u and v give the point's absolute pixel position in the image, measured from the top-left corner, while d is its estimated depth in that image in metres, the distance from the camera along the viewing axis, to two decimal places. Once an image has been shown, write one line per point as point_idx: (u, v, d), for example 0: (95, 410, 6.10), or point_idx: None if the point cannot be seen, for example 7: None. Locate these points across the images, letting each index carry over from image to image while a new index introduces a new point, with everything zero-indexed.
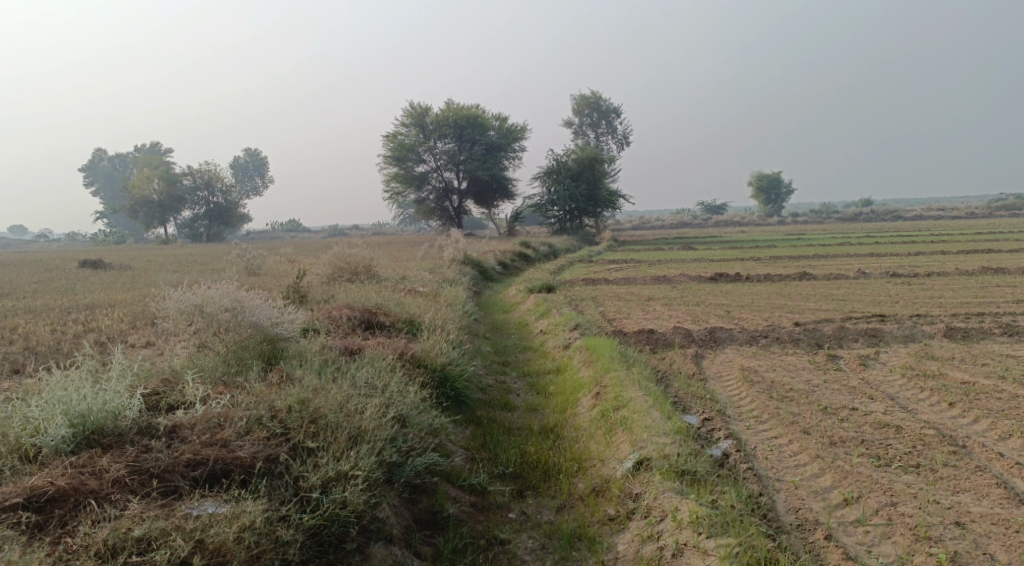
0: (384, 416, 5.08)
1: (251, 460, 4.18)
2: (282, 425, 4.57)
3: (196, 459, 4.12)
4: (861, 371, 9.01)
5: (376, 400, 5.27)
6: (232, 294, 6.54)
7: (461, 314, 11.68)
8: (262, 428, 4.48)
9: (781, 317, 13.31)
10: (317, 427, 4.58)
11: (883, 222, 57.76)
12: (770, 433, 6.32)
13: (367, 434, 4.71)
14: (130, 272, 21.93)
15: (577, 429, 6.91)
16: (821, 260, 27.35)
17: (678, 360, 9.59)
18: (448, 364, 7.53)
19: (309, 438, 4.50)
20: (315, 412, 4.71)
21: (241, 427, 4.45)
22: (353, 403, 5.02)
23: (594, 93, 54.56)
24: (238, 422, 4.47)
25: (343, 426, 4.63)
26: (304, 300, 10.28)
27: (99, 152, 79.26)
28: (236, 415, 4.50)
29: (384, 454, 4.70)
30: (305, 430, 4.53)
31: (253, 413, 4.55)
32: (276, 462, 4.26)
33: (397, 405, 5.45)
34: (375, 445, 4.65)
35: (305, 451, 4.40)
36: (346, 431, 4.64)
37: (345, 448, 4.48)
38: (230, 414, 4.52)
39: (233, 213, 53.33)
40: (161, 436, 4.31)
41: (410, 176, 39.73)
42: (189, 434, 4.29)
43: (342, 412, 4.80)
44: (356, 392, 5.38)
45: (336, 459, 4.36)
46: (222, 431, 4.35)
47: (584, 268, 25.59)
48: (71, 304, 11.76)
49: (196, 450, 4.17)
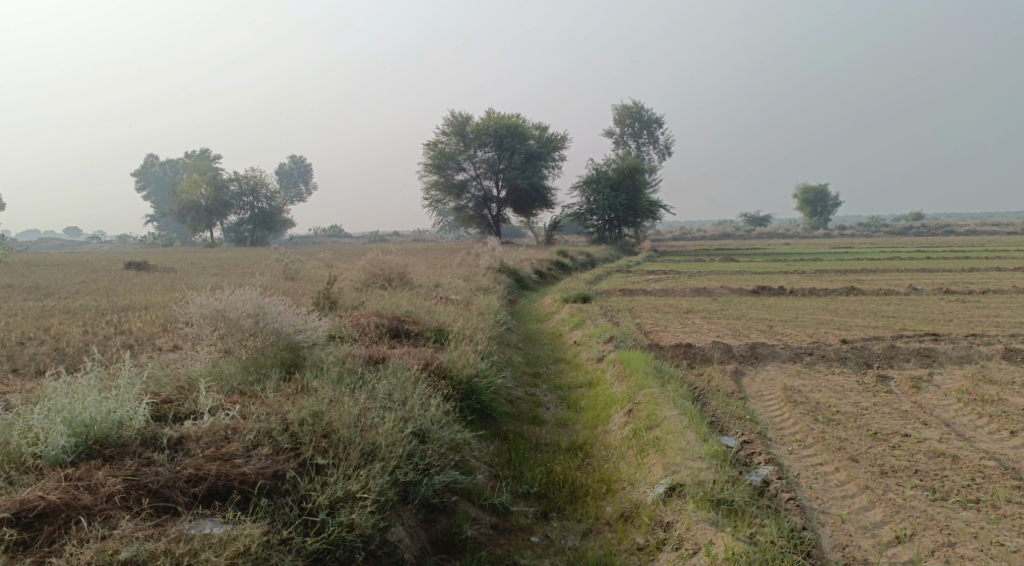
0: (401, 431, 4.88)
1: (254, 478, 4.02)
2: (293, 439, 4.41)
3: (197, 475, 3.98)
4: (913, 394, 8.49)
5: (394, 414, 5.07)
6: (255, 299, 6.41)
7: (493, 324, 11.44)
8: (271, 442, 4.32)
9: (827, 334, 12.76)
10: (329, 443, 4.40)
11: (934, 236, 55.88)
12: (814, 460, 5.92)
13: (381, 451, 4.51)
14: (172, 274, 22.26)
15: (607, 448, 6.59)
16: (869, 274, 26.45)
17: (717, 377, 9.18)
18: (475, 376, 7.29)
19: (319, 455, 4.33)
20: (328, 426, 4.53)
21: (249, 441, 4.31)
22: (369, 416, 4.83)
23: (636, 103, 54.02)
24: (246, 434, 4.32)
25: (356, 442, 4.44)
26: (334, 306, 10.16)
27: (151, 157, 81.35)
28: (245, 428, 4.35)
29: (398, 473, 4.50)
30: (315, 446, 4.35)
31: (264, 425, 4.40)
32: (282, 480, 4.09)
33: (417, 420, 5.24)
34: (389, 463, 4.45)
35: (314, 469, 4.22)
36: (359, 447, 4.45)
37: (356, 465, 4.29)
38: (240, 426, 4.38)
39: (277, 219, 54.14)
40: (165, 448, 4.19)
41: (449, 183, 39.74)
42: (193, 447, 4.16)
43: (357, 426, 4.62)
44: (374, 404, 5.20)
45: (345, 478, 4.16)
46: (228, 445, 4.21)
47: (622, 278, 25.16)
48: (108, 305, 11.85)
49: (199, 465, 4.03)
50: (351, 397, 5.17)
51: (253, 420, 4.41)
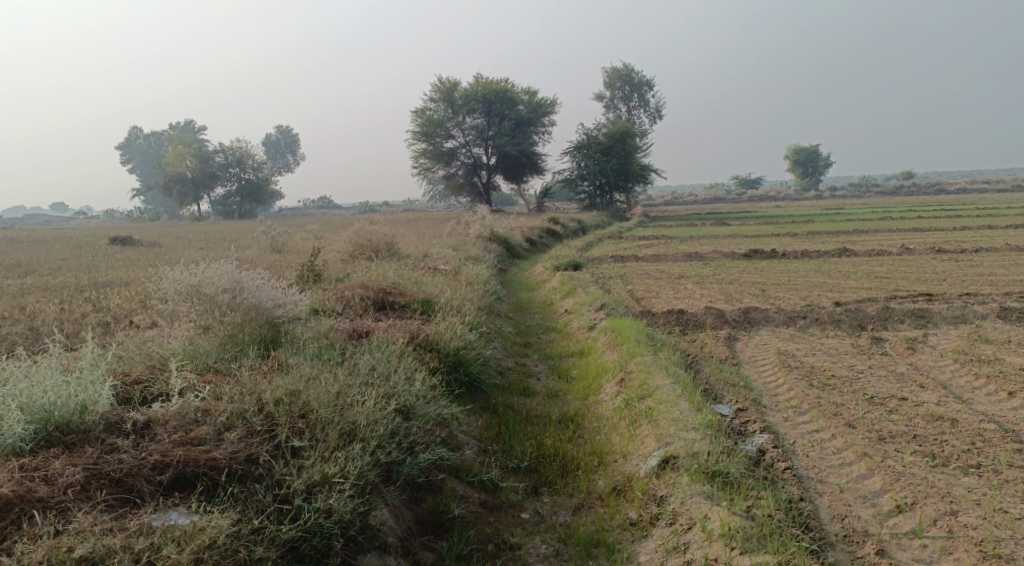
0: (384, 409, 4.71)
1: (225, 463, 3.88)
2: (268, 421, 4.26)
3: (163, 462, 3.83)
4: (909, 355, 8.36)
5: (376, 391, 4.90)
6: (231, 273, 6.16)
7: (482, 293, 11.23)
8: (244, 425, 4.17)
9: (820, 296, 12.61)
10: (305, 424, 4.25)
11: (925, 196, 55.75)
12: (810, 427, 5.78)
13: (362, 431, 4.37)
14: (157, 249, 21.91)
15: (599, 419, 6.43)
16: (861, 235, 26.31)
17: (710, 343, 9.03)
18: (462, 348, 7.10)
19: (295, 437, 4.18)
20: (305, 406, 4.39)
21: (221, 424, 4.16)
22: (350, 394, 4.67)
23: (626, 66, 53.24)
24: (218, 417, 4.16)
25: (335, 423, 4.31)
26: (318, 279, 9.92)
27: (134, 130, 80.13)
28: (217, 410, 4.20)
29: (380, 454, 4.35)
30: (291, 427, 4.21)
31: (237, 407, 4.25)
32: (255, 465, 3.96)
33: (400, 396, 5.07)
34: (369, 444, 4.31)
35: (289, 452, 4.07)
36: (338, 427, 4.32)
37: (334, 447, 4.16)
38: (212, 408, 4.23)
39: (266, 191, 53.50)
40: (130, 434, 4.03)
41: (438, 152, 39.20)
42: (160, 432, 4.01)
43: (336, 406, 4.46)
44: (356, 381, 5.02)
45: (323, 461, 4.03)
46: (197, 429, 4.05)
47: (613, 244, 24.95)
48: (88, 283, 11.57)
49: (165, 451, 3.87)
50: (332, 373, 5.01)
51: (226, 402, 4.26)
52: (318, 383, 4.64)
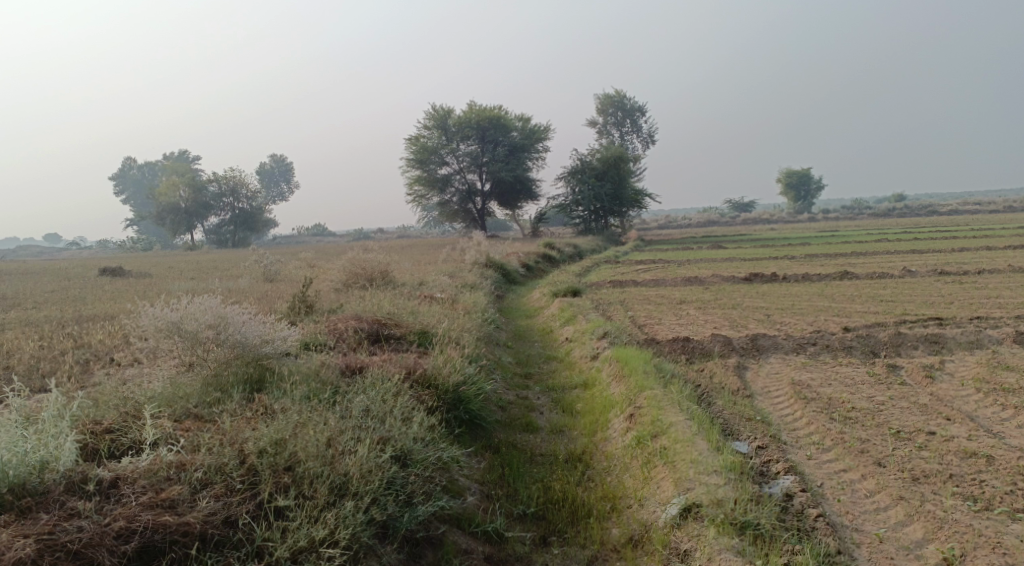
0: (380, 456, 4.34)
1: (200, 529, 3.61)
2: (250, 477, 3.96)
3: (130, 529, 3.51)
4: (928, 384, 8.00)
5: (370, 436, 4.52)
6: (216, 309, 5.78)
7: (480, 323, 10.85)
8: (222, 482, 3.87)
9: (827, 321, 12.27)
10: (290, 480, 3.95)
11: (919, 217, 55.78)
12: (837, 466, 5.40)
13: (354, 485, 4.06)
14: (147, 279, 21.47)
15: (609, 459, 6.03)
16: (859, 257, 26.06)
17: (719, 373, 8.66)
18: (462, 383, 6.71)
19: (279, 495, 3.90)
20: (290, 458, 4.07)
21: (197, 480, 3.85)
22: (341, 442, 4.33)
23: (619, 91, 53.42)
24: (193, 473, 3.85)
25: (324, 477, 4.01)
26: (311, 310, 9.55)
27: (128, 160, 80.10)
28: (193, 464, 3.89)
29: (374, 511, 4.02)
30: (276, 484, 3.92)
31: (216, 460, 3.95)
32: (235, 529, 3.70)
33: (397, 441, 4.70)
34: (362, 500, 4.00)
35: (272, 514, 3.81)
36: (328, 481, 4.02)
37: (323, 506, 3.88)
38: (187, 462, 3.91)
39: (259, 219, 53.15)
40: (94, 494, 3.70)
41: (433, 178, 39.02)
42: (128, 493, 3.69)
43: (326, 456, 4.14)
44: (350, 424, 4.65)
45: (309, 523, 3.78)
46: (170, 489, 3.74)
47: (611, 269, 24.63)
48: (71, 316, 11.16)
49: (132, 515, 3.56)
50: (322, 415, 4.66)
51: (203, 454, 3.94)
52: (306, 429, 4.31)
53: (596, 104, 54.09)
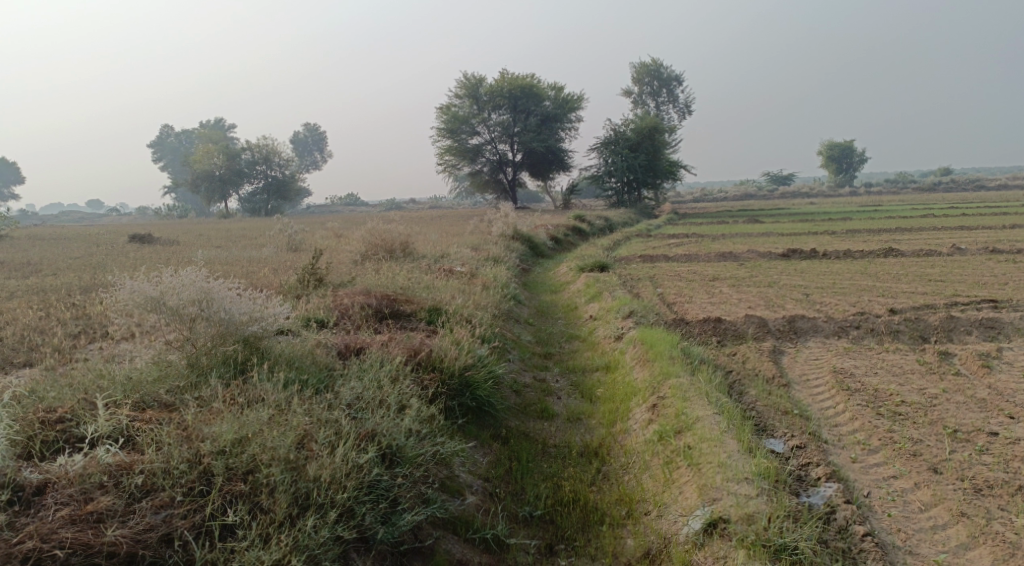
0: (357, 460, 4.00)
1: (129, 547, 3.42)
2: (203, 481, 3.75)
3: (39, 548, 3.32)
4: (986, 375, 7.26)
5: (350, 434, 4.15)
6: (198, 284, 5.29)
7: (499, 298, 10.32)
8: (166, 490, 3.67)
9: (870, 302, 11.47)
10: (244, 489, 3.71)
11: (966, 191, 53.65)
12: (886, 472, 4.77)
13: (318, 497, 3.78)
14: (172, 247, 21.25)
15: (628, 455, 5.48)
16: (904, 233, 24.86)
17: (753, 359, 8.01)
18: (470, 366, 6.18)
19: (228, 508, 3.67)
20: (251, 462, 3.83)
21: (138, 487, 3.67)
22: (314, 442, 4.03)
23: (655, 59, 51.85)
24: (134, 478, 3.68)
25: (284, 488, 3.74)
26: (320, 283, 9.10)
27: (165, 128, 80.73)
28: (136, 467, 3.71)
29: (340, 528, 3.71)
30: (226, 493, 3.70)
31: (162, 462, 3.74)
32: (173, 546, 3.51)
33: (384, 437, 4.26)
34: (325, 515, 3.71)
35: (218, 531, 3.59)
36: (290, 493, 3.74)
37: (277, 524, 3.63)
38: (132, 464, 3.73)
39: (292, 188, 53.00)
40: (18, 503, 3.56)
41: (463, 148, 38.30)
42: (50, 504, 3.53)
43: (290, 462, 3.85)
44: (331, 418, 4.27)
45: (260, 544, 3.52)
46: (100, 499, 3.57)
47: (641, 243, 23.85)
48: (83, 283, 10.90)
49: (47, 532, 3.38)
50: (304, 405, 4.35)
51: (149, 455, 3.75)
52: (276, 426, 4.03)
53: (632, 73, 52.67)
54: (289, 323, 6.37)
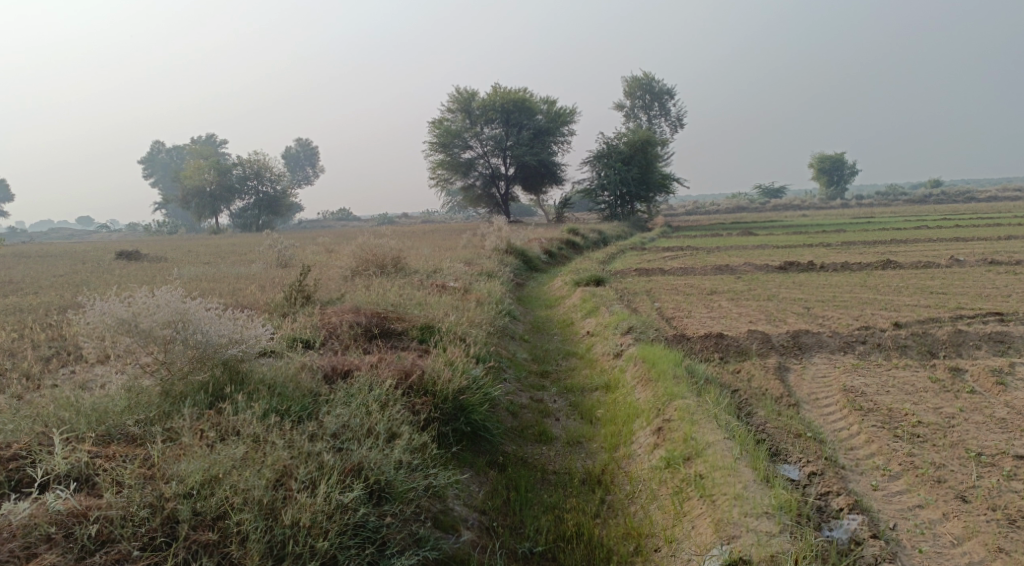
0: (336, 502, 3.76)
1: None
2: (168, 527, 3.56)
3: None
4: (1002, 393, 6.97)
5: (333, 470, 3.90)
6: (173, 304, 4.94)
7: (494, 315, 10.00)
8: (123, 542, 3.47)
9: (874, 316, 11.20)
10: (212, 538, 3.52)
11: (957, 203, 53.77)
12: (911, 501, 4.46)
13: (292, 545, 3.56)
14: (159, 264, 20.79)
15: (633, 483, 5.17)
16: (900, 245, 24.70)
17: (759, 377, 7.72)
18: (464, 389, 5.85)
19: (193, 560, 3.46)
20: (220, 506, 3.63)
21: (92, 537, 3.47)
22: (293, 480, 3.82)
23: (647, 73, 51.90)
24: (88, 528, 3.47)
25: (254, 538, 3.53)
26: (308, 301, 8.77)
27: (156, 144, 80.28)
28: (93, 514, 3.52)
29: None
30: (190, 544, 3.50)
31: (122, 507, 3.55)
32: None
33: (371, 473, 4.00)
34: None
35: None
36: (260, 543, 3.53)
37: None
38: (89, 511, 3.53)
39: (283, 203, 52.59)
40: None
41: (456, 162, 38.07)
42: None
43: (262, 508, 3.64)
44: (312, 452, 4.03)
45: None
46: (45, 556, 3.34)
47: (636, 257, 23.57)
48: (62, 302, 10.53)
49: None
50: (284, 437, 4.13)
51: (108, 499, 3.55)
52: (250, 464, 3.82)
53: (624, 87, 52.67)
54: (273, 345, 6.05)
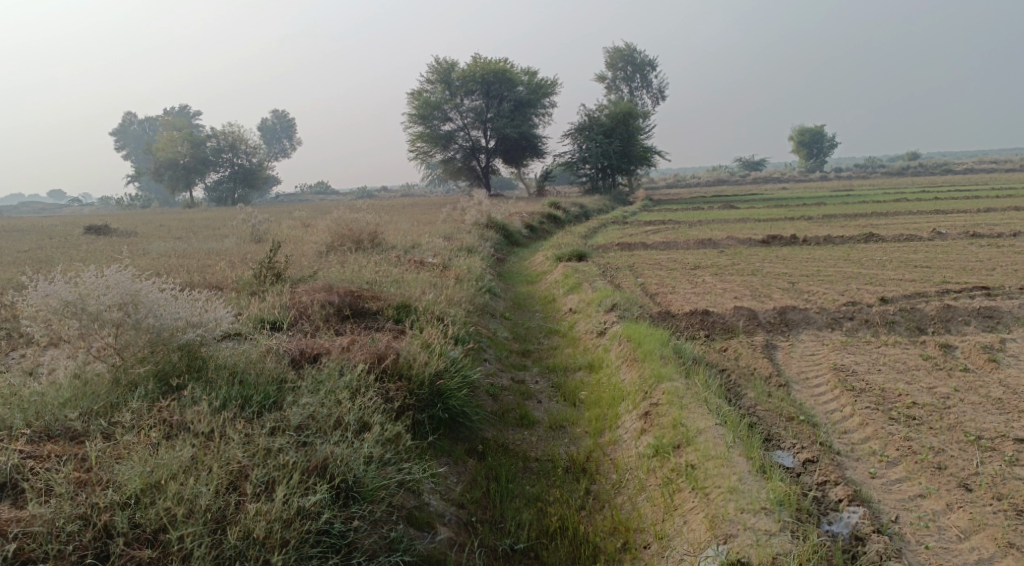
0: (294, 507, 3.52)
1: None
2: (99, 543, 3.30)
3: None
4: (995, 371, 6.78)
5: (291, 472, 3.66)
6: (123, 285, 4.56)
7: (474, 292, 9.66)
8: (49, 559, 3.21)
9: (860, 291, 11.01)
10: (150, 555, 3.27)
11: (934, 175, 54.08)
12: (912, 490, 4.24)
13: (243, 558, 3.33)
14: (128, 239, 20.11)
15: (620, 471, 4.91)
16: (881, 218, 24.64)
17: (747, 356, 7.48)
18: (442, 373, 5.52)
19: None
20: (161, 517, 3.38)
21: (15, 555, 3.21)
22: (246, 484, 3.59)
23: (628, 45, 51.19)
24: (9, 544, 3.20)
25: (198, 551, 3.29)
26: (278, 279, 8.37)
27: (127, 115, 78.23)
28: (19, 527, 3.26)
29: None
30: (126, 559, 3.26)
31: (52, 520, 3.30)
32: None
33: (335, 472, 3.75)
34: None
35: None
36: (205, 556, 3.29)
37: None
38: (9, 526, 3.24)
39: (260, 176, 51.53)
40: None
41: (435, 135, 37.40)
42: None
43: (208, 518, 3.40)
44: (268, 451, 3.79)
45: None
46: None
47: (618, 230, 23.29)
48: (20, 279, 10.04)
49: None
50: (238, 434, 3.87)
51: (37, 510, 3.30)
52: (197, 469, 3.58)
53: (605, 58, 52.01)
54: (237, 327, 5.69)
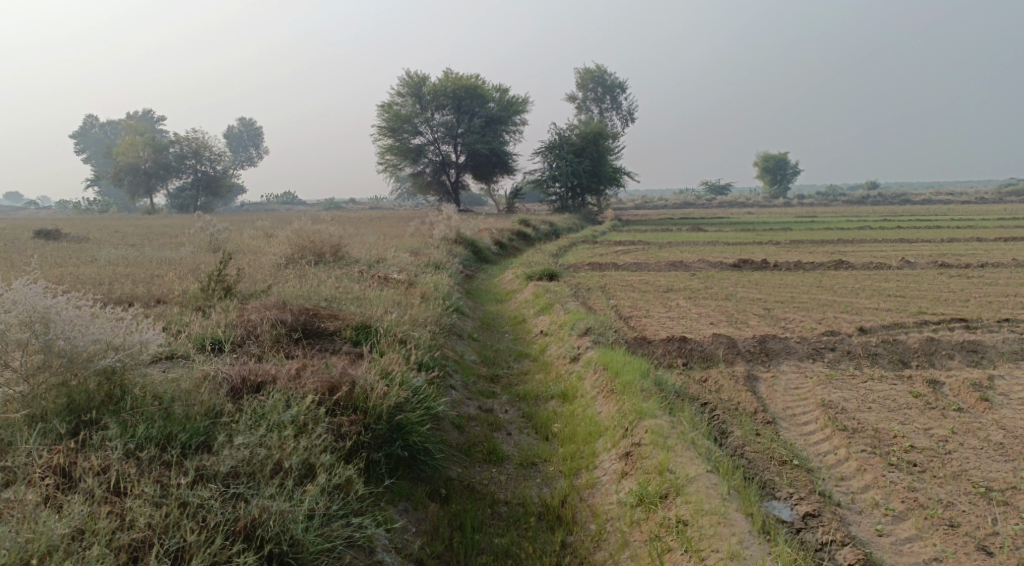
0: None
1: None
2: None
3: None
4: (988, 411, 6.44)
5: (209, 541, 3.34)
6: (31, 301, 3.96)
7: (440, 311, 9.12)
8: None
9: (837, 320, 10.72)
10: None
11: (895, 205, 55.10)
12: (925, 553, 3.91)
13: None
14: (77, 245, 19.11)
15: (599, 522, 4.45)
16: (848, 245, 24.72)
17: (729, 388, 7.05)
18: (403, 405, 4.97)
19: None
20: None
21: None
22: (151, 555, 3.28)
23: (599, 66, 51.38)
24: None
25: None
26: (228, 293, 7.75)
27: (88, 118, 76.12)
28: None
29: None
30: None
31: None
32: None
33: (266, 540, 3.46)
34: None
35: None
36: None
37: None
38: None
39: (223, 184, 50.18)
40: None
41: (405, 148, 36.80)
42: None
43: None
44: (182, 511, 3.46)
45: None
46: None
47: (588, 250, 22.92)
48: None
49: None
50: (153, 486, 3.53)
51: None
52: (94, 536, 3.26)
53: (576, 78, 52.11)
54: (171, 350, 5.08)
